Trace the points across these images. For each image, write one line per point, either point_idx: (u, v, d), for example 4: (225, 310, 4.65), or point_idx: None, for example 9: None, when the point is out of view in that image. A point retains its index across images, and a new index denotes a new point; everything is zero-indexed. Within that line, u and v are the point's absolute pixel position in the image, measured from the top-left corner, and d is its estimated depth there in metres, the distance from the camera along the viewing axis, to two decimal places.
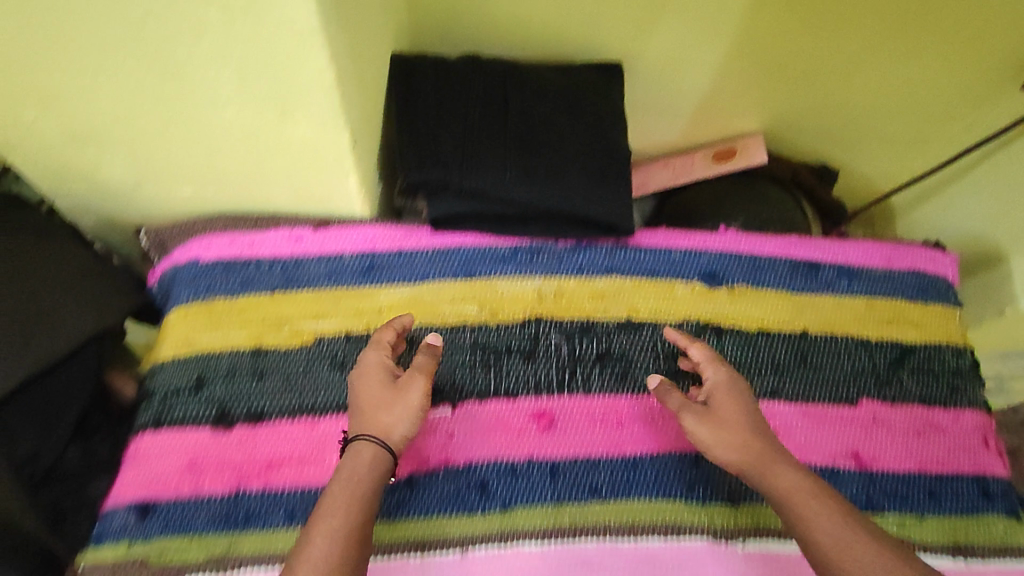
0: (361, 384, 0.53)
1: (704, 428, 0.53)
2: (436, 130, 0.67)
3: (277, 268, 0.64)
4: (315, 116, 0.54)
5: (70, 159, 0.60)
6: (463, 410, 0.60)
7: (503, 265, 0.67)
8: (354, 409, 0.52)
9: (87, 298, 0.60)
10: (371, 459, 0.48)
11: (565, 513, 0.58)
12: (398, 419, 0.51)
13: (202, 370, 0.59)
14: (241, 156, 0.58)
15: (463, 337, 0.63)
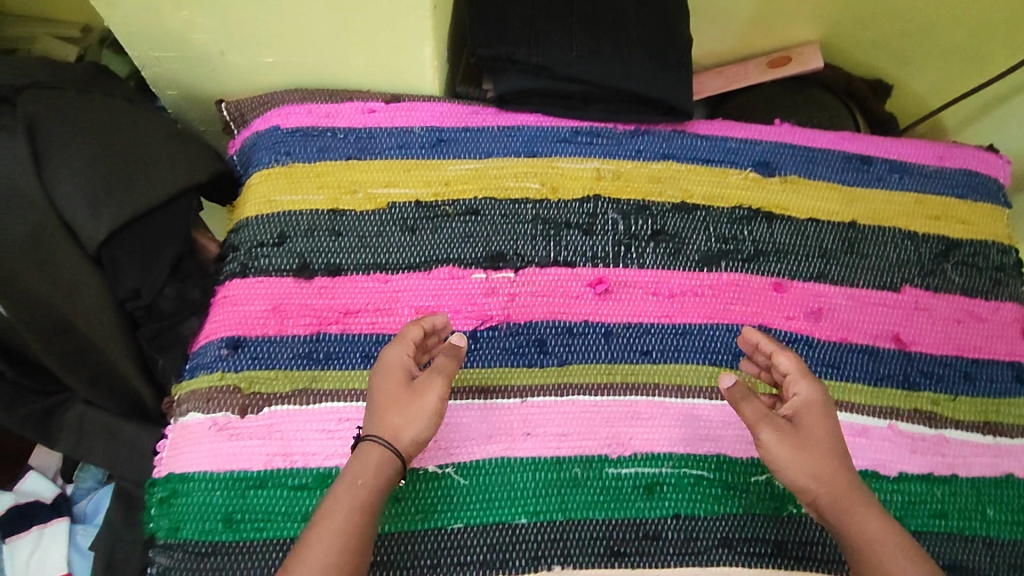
0: (380, 385, 0.52)
1: (787, 450, 0.49)
2: (504, 10, 0.69)
3: (351, 138, 0.68)
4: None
5: (164, 20, 0.63)
6: (525, 276, 0.64)
7: (564, 145, 0.70)
8: (372, 411, 0.51)
9: (178, 156, 0.66)
10: (376, 464, 0.49)
11: (618, 371, 0.61)
12: (409, 421, 0.50)
13: (284, 227, 0.64)
14: (326, 17, 0.62)
15: (525, 210, 0.66)
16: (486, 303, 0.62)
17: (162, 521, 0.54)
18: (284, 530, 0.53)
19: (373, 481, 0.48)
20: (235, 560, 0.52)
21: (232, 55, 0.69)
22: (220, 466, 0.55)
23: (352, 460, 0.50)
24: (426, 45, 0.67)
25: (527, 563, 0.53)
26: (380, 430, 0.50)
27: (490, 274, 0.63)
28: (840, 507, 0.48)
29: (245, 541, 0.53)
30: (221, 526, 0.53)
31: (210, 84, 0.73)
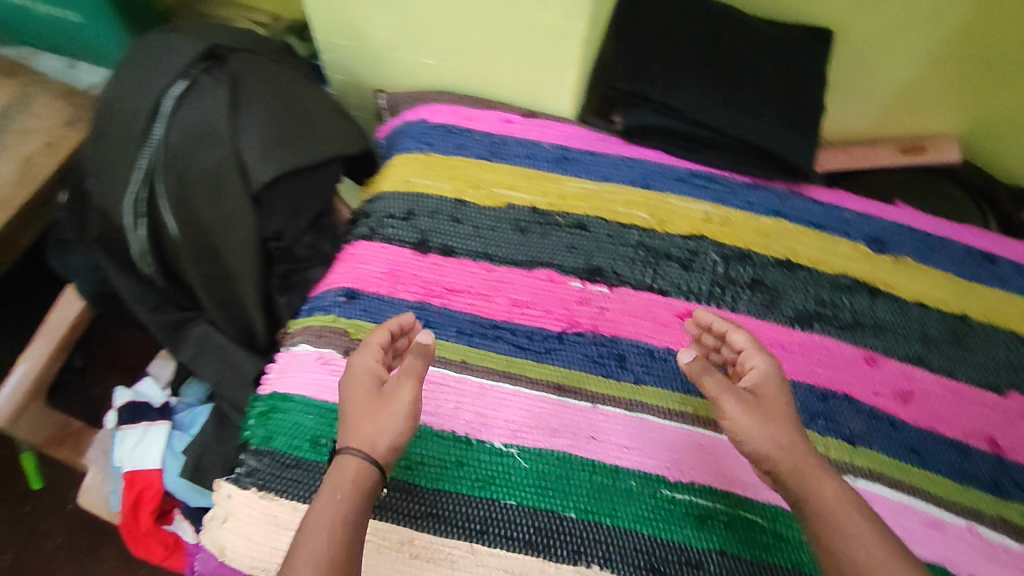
0: (350, 394, 0.52)
1: (744, 417, 0.49)
2: (647, 53, 0.75)
3: (486, 141, 0.75)
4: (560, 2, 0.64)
5: (355, 15, 0.75)
6: (618, 294, 0.67)
7: (678, 185, 0.73)
8: (347, 423, 0.51)
9: (337, 128, 0.76)
10: (355, 474, 0.48)
11: (690, 402, 0.62)
12: (382, 430, 0.50)
13: (413, 205, 0.71)
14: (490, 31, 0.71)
15: (631, 235, 0.70)
16: (578, 310, 0.66)
17: (260, 430, 0.60)
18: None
19: (353, 487, 0.47)
20: (311, 479, 0.57)
21: (400, 52, 0.78)
22: (318, 392, 0.61)
23: (329, 478, 0.48)
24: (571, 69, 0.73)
25: (568, 555, 0.54)
26: (356, 443, 0.49)
27: (586, 284, 0.67)
28: (799, 473, 0.47)
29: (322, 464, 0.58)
30: (307, 446, 0.59)
31: (377, 78, 0.84)
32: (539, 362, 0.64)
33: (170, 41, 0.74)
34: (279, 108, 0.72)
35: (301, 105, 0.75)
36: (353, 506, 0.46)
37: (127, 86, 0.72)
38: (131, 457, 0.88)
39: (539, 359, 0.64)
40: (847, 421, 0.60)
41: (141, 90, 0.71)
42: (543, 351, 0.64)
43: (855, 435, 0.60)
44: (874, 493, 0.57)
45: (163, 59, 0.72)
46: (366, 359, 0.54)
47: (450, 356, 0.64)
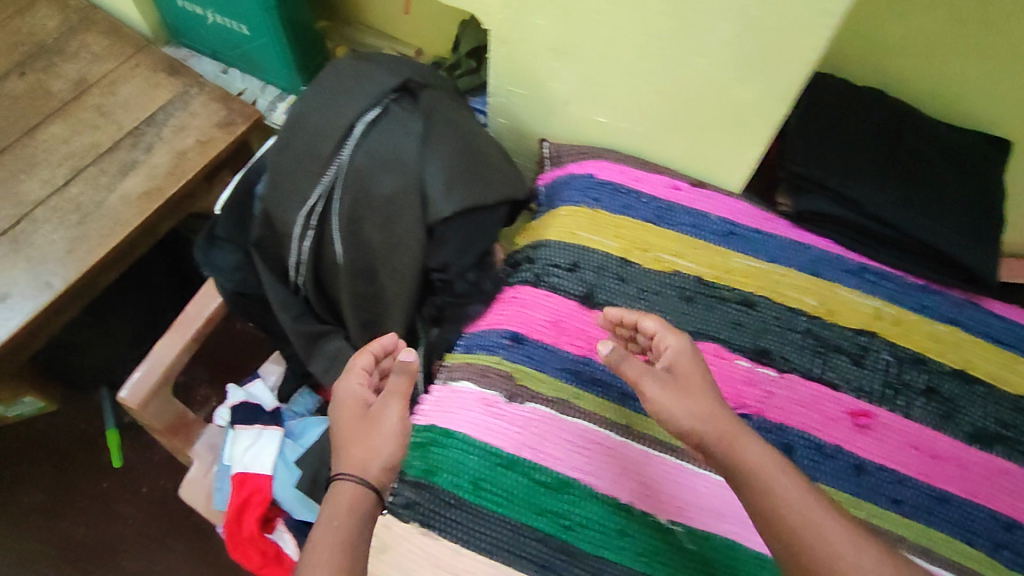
0: (340, 421, 0.59)
1: (673, 398, 0.52)
2: (827, 141, 0.75)
3: (653, 205, 0.74)
4: (768, 86, 0.63)
5: (538, 66, 0.75)
6: (785, 379, 0.66)
7: (847, 276, 0.72)
8: (339, 450, 0.58)
9: (512, 171, 0.75)
10: (352, 502, 0.53)
11: (860, 507, 0.60)
12: (371, 451, 0.56)
13: (578, 258, 0.70)
14: (680, 102, 0.69)
15: (799, 321, 0.69)
16: (744, 390, 0.65)
17: (417, 462, 0.61)
18: (519, 515, 0.58)
19: (352, 508, 0.53)
20: (472, 521, 0.58)
21: (573, 106, 0.78)
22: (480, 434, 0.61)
23: (326, 509, 0.54)
24: (755, 150, 0.70)
25: None
26: (349, 467, 0.56)
27: (753, 365, 0.66)
28: (728, 446, 0.49)
29: (484, 508, 0.58)
30: (468, 487, 0.59)
31: (541, 125, 0.85)
32: None
33: (360, 66, 0.75)
34: (463, 149, 0.72)
35: (478, 145, 0.74)
36: (353, 529, 0.51)
37: (311, 103, 0.73)
38: (244, 458, 0.90)
39: None
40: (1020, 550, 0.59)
41: (326, 112, 0.72)
42: None
43: None
44: None
45: (346, 84, 0.73)
46: (353, 385, 0.62)
47: (611, 418, 0.63)
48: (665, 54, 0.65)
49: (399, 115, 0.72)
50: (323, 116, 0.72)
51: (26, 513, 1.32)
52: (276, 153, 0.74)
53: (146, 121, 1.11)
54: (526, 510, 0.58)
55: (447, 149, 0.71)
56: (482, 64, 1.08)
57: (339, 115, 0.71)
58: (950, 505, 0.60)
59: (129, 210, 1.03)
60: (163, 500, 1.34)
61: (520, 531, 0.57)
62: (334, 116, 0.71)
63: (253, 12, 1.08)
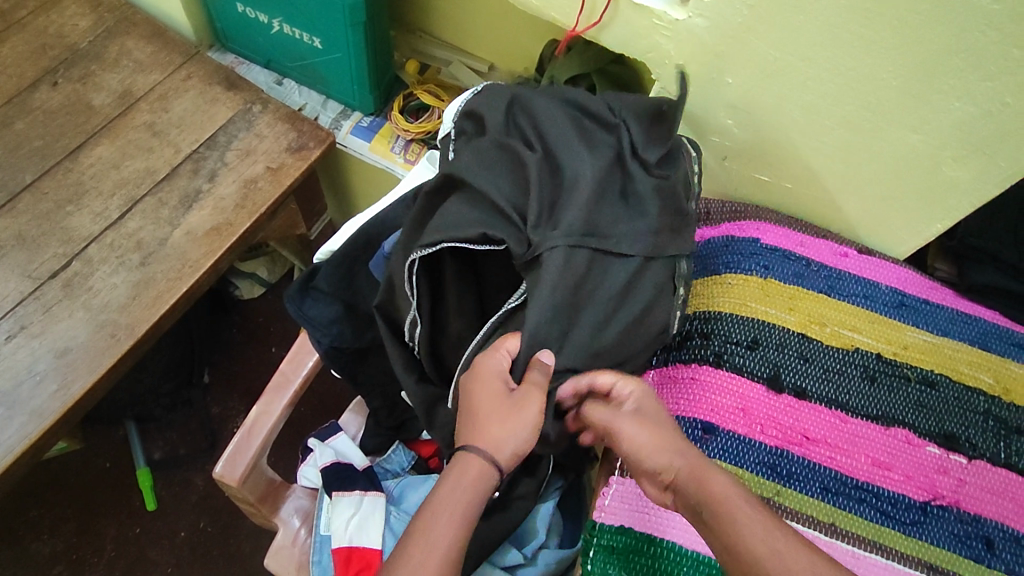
0: (478, 392, 0.58)
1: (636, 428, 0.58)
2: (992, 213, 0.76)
3: (823, 273, 0.71)
4: (989, 169, 0.62)
5: (707, 121, 0.72)
6: (975, 467, 0.63)
7: (1018, 351, 0.70)
8: (473, 423, 0.58)
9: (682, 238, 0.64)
10: (478, 475, 0.56)
11: None
12: (507, 436, 0.57)
13: (757, 335, 0.67)
14: (876, 175, 0.68)
15: (978, 401, 0.67)
16: (937, 479, 0.63)
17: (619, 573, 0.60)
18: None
19: (478, 485, 0.55)
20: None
21: (732, 162, 0.75)
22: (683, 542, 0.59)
23: (452, 469, 0.57)
24: (943, 222, 0.69)
25: None
26: (481, 443, 0.57)
27: (944, 452, 0.64)
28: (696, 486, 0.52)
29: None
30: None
31: None
32: (908, 537, 0.60)
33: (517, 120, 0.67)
34: (644, 241, 0.61)
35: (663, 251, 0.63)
36: (472, 495, 0.55)
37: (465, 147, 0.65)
38: (346, 527, 0.81)
39: (907, 533, 0.60)
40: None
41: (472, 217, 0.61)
42: (910, 523, 0.61)
43: None
44: None
45: (491, 179, 0.62)
46: (499, 361, 0.59)
47: (817, 515, 0.61)
48: (873, 130, 0.64)
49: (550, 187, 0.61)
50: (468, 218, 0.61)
51: (43, 566, 1.16)
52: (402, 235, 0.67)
53: (205, 143, 1.02)
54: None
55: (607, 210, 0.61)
56: (579, 90, 1.01)
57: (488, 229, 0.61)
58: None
59: (198, 248, 0.94)
60: (198, 546, 1.19)
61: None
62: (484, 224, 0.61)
63: (334, 26, 1.03)
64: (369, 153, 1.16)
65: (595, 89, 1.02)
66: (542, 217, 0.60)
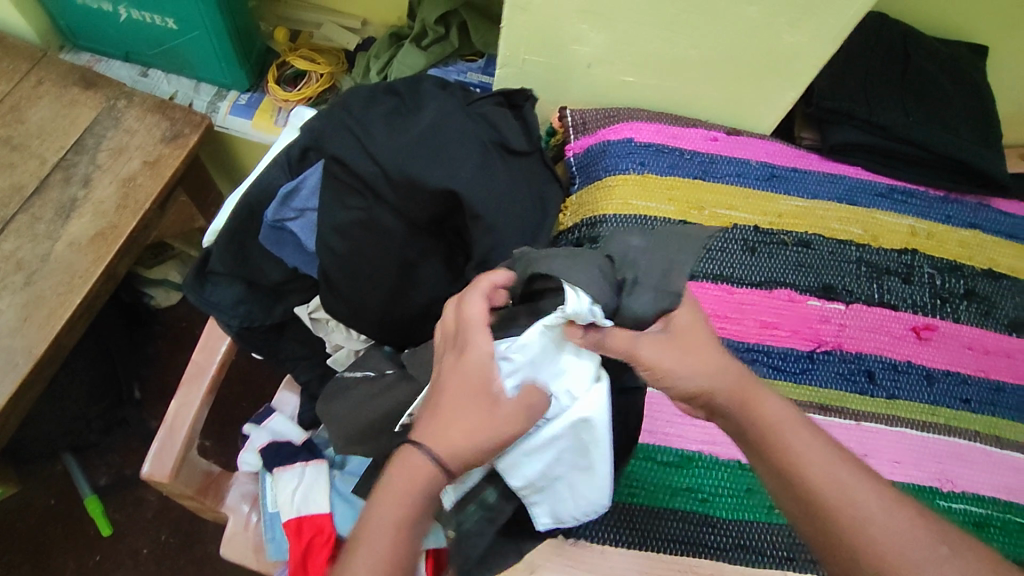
0: (458, 388, 0.46)
1: (672, 356, 0.47)
2: (847, 67, 0.79)
3: (697, 160, 0.74)
4: (821, 29, 0.66)
5: (561, 31, 0.72)
6: (875, 309, 0.68)
7: (881, 200, 0.76)
8: (439, 414, 0.46)
9: (522, 176, 0.69)
10: (412, 481, 0.44)
11: (931, 412, 0.65)
12: (467, 444, 0.45)
13: (641, 229, 0.70)
14: (731, 58, 0.71)
15: (851, 252, 0.72)
16: (821, 328, 0.67)
17: None
18: (654, 502, 0.60)
19: (418, 486, 0.44)
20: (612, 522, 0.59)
21: (596, 68, 0.76)
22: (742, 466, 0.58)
23: (399, 468, 0.45)
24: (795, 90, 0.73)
25: None
26: (433, 439, 0.45)
27: (824, 302, 0.68)
28: (743, 404, 0.47)
29: (619, 505, 0.60)
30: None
31: (553, 93, 0.82)
32: (800, 386, 0.65)
33: (367, 92, 0.70)
34: (483, 174, 0.65)
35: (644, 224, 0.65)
36: (416, 496, 0.44)
37: (323, 122, 0.69)
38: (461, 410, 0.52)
39: (798, 382, 0.65)
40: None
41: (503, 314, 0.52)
42: (801, 373, 0.65)
43: None
44: None
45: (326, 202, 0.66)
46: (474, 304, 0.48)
47: None
48: (711, 10, 0.66)
49: (403, 140, 0.65)
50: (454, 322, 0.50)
51: None
52: (270, 223, 0.72)
53: (72, 148, 0.97)
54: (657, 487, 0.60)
55: (457, 149, 0.65)
56: (453, 27, 1.04)
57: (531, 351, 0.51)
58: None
59: (83, 258, 0.91)
60: (165, 558, 1.18)
61: (657, 516, 0.59)
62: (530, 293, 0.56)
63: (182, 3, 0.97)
64: (253, 131, 1.12)
65: (466, 23, 1.05)
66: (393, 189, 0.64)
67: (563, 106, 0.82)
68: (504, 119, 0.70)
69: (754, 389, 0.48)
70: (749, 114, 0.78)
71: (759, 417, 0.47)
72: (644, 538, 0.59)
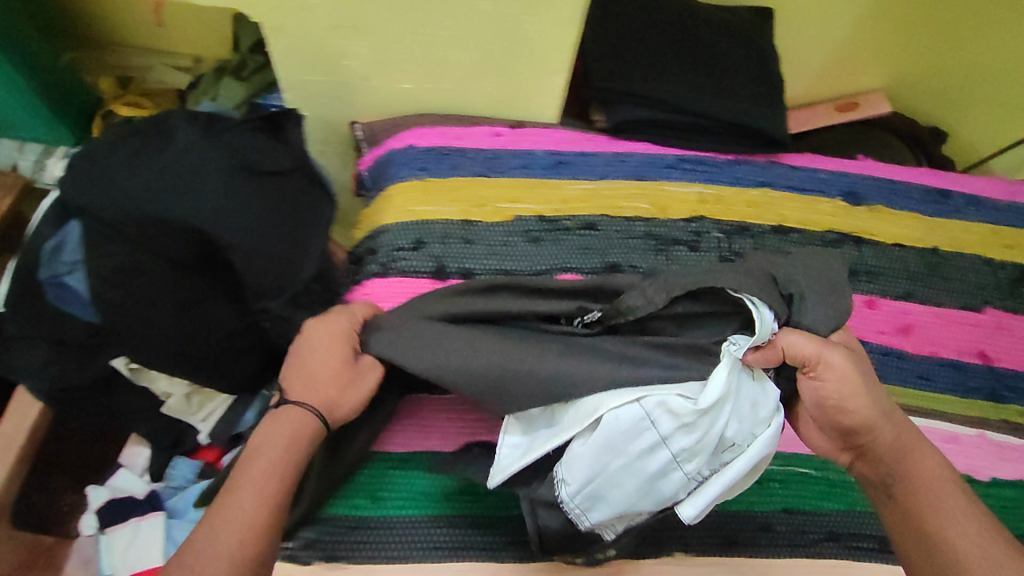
0: (320, 351, 0.56)
1: (840, 388, 0.52)
2: (626, 45, 0.79)
3: (479, 157, 0.74)
4: (558, 13, 0.65)
5: (324, 47, 0.71)
6: (968, 314, 0.72)
7: (670, 171, 0.76)
8: (304, 376, 0.55)
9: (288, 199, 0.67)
10: (293, 432, 0.52)
11: None
12: (339, 397, 0.55)
13: (421, 234, 0.69)
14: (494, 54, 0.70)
15: (638, 227, 0.73)
16: None
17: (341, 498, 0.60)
18: (402, 514, 0.60)
19: (294, 438, 0.52)
20: (331, 535, 0.58)
21: (374, 80, 0.75)
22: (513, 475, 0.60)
23: (267, 429, 0.52)
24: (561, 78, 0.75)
25: (651, 548, 0.60)
26: (303, 393, 0.54)
27: None
28: (902, 450, 0.52)
29: (371, 520, 0.59)
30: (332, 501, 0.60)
31: (342, 109, 0.81)
32: None
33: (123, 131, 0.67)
34: (239, 203, 0.63)
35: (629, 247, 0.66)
36: (298, 447, 0.52)
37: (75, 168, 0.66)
38: (684, 443, 0.48)
39: None
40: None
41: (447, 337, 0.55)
42: None
43: (884, 377, 0.68)
44: (930, 425, 0.67)
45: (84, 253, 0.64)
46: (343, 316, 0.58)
47: None
48: (451, 9, 0.65)
49: (151, 177, 0.62)
50: (501, 375, 0.52)
51: None
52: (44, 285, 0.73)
53: None
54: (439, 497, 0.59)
55: (212, 180, 0.63)
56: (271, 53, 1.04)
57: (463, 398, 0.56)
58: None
59: None
60: None
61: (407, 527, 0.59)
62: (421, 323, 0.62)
63: None
64: None
65: None
66: (146, 231, 0.62)
67: (353, 121, 0.81)
68: (266, 140, 0.68)
69: (913, 440, 0.52)
70: (529, 107, 0.77)
71: (916, 470, 0.51)
72: (386, 553, 0.58)
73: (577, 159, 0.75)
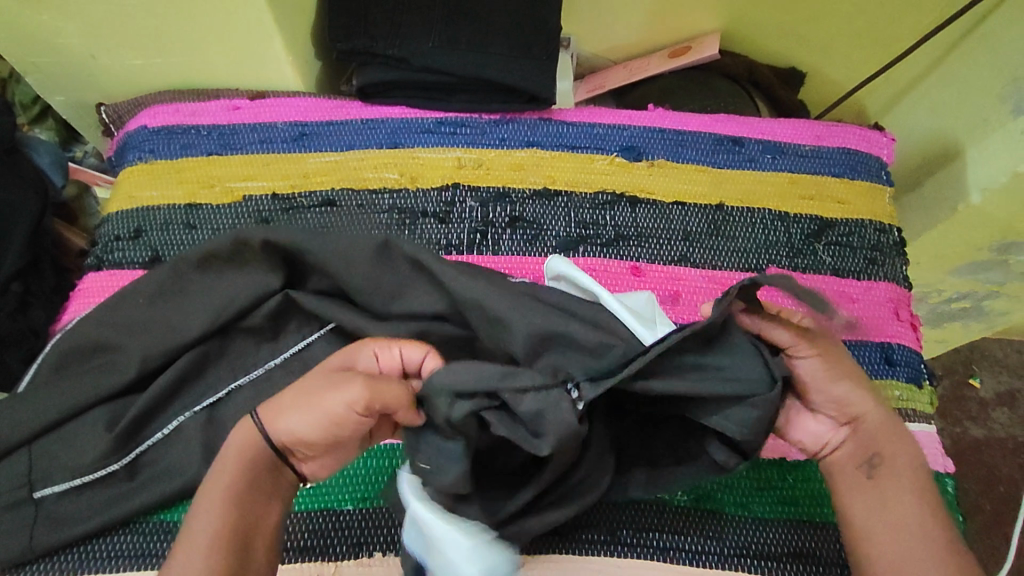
0: (319, 371, 0.45)
1: (825, 380, 0.46)
2: None
3: (215, 134, 0.69)
4: None
5: (26, 27, 0.65)
6: (816, 279, 0.65)
7: (427, 136, 0.70)
8: (291, 390, 0.45)
9: None
10: (245, 444, 0.44)
11: None
12: (300, 416, 0.43)
13: (140, 222, 0.65)
14: (206, 20, 0.64)
15: (383, 200, 0.66)
16: None
17: (171, 505, 0.55)
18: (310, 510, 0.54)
19: (245, 460, 0.44)
20: (111, 548, 0.53)
21: (104, 59, 0.70)
22: (194, 488, 0.54)
23: (233, 451, 0.44)
24: (307, 43, 0.72)
25: (349, 550, 0.53)
26: (263, 415, 0.44)
27: None
28: (878, 433, 0.46)
29: None
30: (177, 507, 0.55)
31: (90, 90, 0.75)
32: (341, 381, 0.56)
33: None
34: None
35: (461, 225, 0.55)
36: (247, 473, 0.43)
37: None
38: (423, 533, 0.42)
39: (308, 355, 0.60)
40: (905, 375, 0.62)
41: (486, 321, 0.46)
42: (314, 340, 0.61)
43: None
44: None
45: None
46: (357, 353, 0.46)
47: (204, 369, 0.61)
48: None
49: None
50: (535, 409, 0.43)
51: None
52: None
53: None
54: (103, 518, 0.53)
55: None
56: None
57: (217, 384, 0.57)
58: (887, 359, 0.63)
59: None
60: None
61: None
62: (148, 323, 0.57)
63: None
64: None
65: None
66: None
67: (103, 102, 0.76)
68: None
69: (892, 429, 0.47)
70: (273, 67, 0.71)
71: (895, 461, 0.45)
72: (168, 554, 0.53)
73: (318, 129, 0.70)
